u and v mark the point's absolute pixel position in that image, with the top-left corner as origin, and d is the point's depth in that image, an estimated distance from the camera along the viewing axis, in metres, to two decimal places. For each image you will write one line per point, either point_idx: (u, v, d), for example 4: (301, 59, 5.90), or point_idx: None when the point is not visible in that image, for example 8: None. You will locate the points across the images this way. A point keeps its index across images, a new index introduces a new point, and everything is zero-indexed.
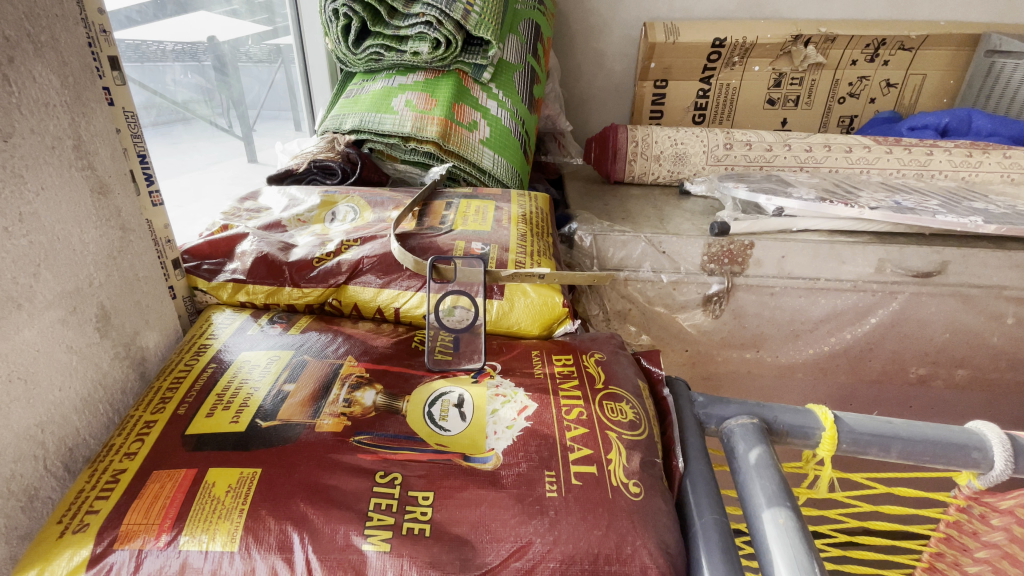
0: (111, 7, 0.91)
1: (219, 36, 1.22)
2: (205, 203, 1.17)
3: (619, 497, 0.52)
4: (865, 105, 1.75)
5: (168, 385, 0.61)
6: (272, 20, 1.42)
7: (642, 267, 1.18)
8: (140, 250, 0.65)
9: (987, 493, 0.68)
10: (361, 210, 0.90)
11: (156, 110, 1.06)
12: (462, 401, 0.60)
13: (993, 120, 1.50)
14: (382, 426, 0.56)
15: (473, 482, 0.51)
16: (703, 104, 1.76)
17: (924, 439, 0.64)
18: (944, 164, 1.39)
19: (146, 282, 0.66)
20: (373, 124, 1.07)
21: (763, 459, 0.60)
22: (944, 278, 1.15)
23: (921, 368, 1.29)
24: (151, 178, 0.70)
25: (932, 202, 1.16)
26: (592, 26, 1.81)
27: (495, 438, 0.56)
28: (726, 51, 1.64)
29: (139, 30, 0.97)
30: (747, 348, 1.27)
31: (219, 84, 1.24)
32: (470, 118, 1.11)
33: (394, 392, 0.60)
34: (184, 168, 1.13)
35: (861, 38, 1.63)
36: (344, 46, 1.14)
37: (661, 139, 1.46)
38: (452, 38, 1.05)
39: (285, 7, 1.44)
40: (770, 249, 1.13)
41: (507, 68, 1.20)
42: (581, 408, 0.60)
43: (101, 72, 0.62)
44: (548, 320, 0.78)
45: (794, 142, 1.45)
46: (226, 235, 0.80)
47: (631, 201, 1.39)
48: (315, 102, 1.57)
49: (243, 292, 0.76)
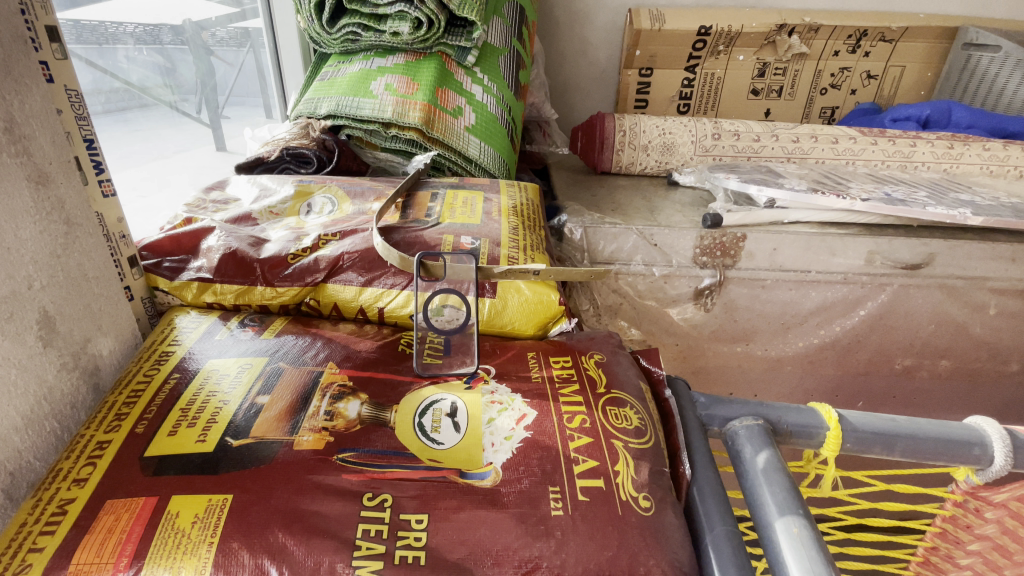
0: None
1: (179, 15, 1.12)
2: (169, 195, 1.08)
3: (629, 513, 0.48)
4: (846, 97, 1.76)
5: (125, 399, 0.54)
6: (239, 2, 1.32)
7: (633, 261, 1.14)
8: (90, 246, 0.58)
9: (984, 488, 0.69)
10: (339, 201, 0.84)
11: (105, 95, 0.95)
12: (455, 409, 0.55)
13: (973, 112, 1.52)
14: (369, 441, 0.51)
15: (471, 501, 0.47)
16: (688, 94, 1.73)
17: (926, 436, 0.66)
18: (927, 156, 1.40)
19: (97, 282, 0.58)
20: (351, 109, 0.99)
21: (771, 463, 0.58)
22: (931, 270, 1.14)
23: (907, 360, 1.29)
24: (101, 167, 0.62)
25: (921, 194, 1.15)
26: (575, 12, 1.76)
27: (492, 451, 0.51)
28: (711, 39, 1.62)
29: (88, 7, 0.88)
30: (736, 342, 1.26)
31: (180, 64, 1.14)
32: (455, 104, 1.04)
33: (381, 402, 0.55)
34: (144, 156, 1.04)
35: (843, 29, 1.63)
36: (317, 24, 1.07)
37: (648, 129, 1.42)
38: (434, 17, 0.99)
39: None
40: (762, 241, 1.11)
41: (492, 51, 1.14)
42: (583, 415, 0.56)
43: (38, 45, 0.54)
44: (543, 319, 0.74)
45: (781, 133, 1.43)
46: (189, 230, 0.73)
47: (619, 192, 1.35)
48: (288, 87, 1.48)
49: (209, 292, 0.70)
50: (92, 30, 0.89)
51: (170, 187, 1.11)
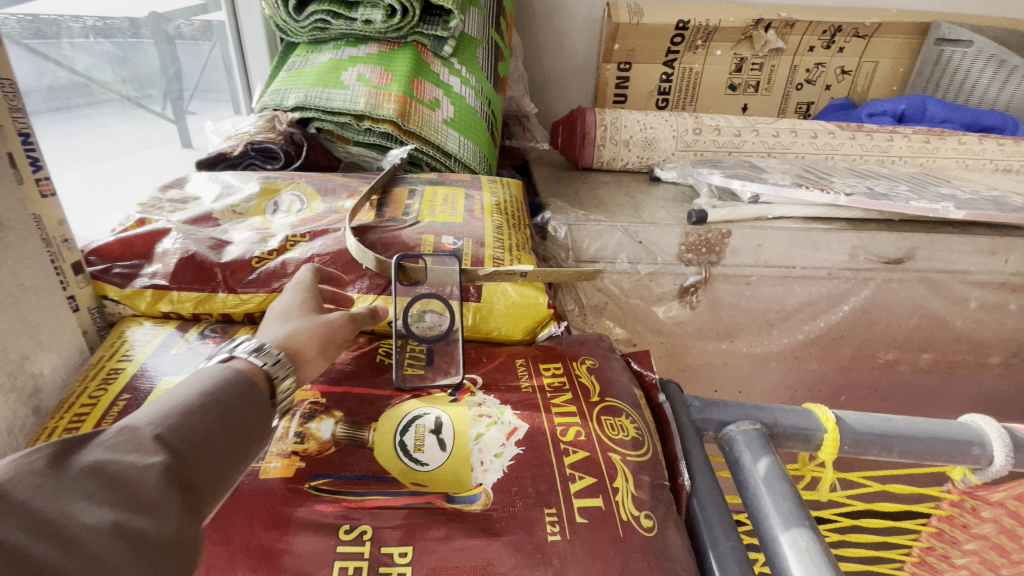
0: None
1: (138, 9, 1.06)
2: (128, 193, 1.01)
3: (631, 535, 0.44)
4: (821, 92, 1.77)
5: (67, 423, 0.49)
6: None
7: (618, 259, 1.12)
8: (25, 252, 0.51)
9: (981, 487, 0.68)
10: (309, 199, 0.78)
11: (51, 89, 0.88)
12: (439, 425, 0.50)
13: (947, 107, 1.54)
14: (345, 465, 0.46)
15: (460, 529, 0.43)
16: (667, 89, 1.72)
17: (924, 436, 0.64)
18: (904, 151, 1.40)
19: (34, 293, 0.52)
20: (321, 100, 0.93)
21: (773, 471, 0.56)
22: (913, 264, 1.15)
23: (889, 354, 1.29)
24: (39, 163, 0.56)
25: (902, 188, 1.15)
26: (553, 4, 1.72)
27: (482, 470, 0.47)
28: (689, 33, 1.60)
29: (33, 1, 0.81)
30: (722, 339, 1.24)
31: (134, 54, 1.06)
32: (432, 96, 0.99)
33: (358, 420, 0.50)
34: (98, 152, 0.97)
35: (818, 24, 1.63)
36: (283, 12, 1.00)
37: (630, 123, 1.40)
38: (408, 5, 0.94)
39: None
40: (747, 237, 1.10)
41: (469, 42, 1.10)
42: (578, 427, 0.52)
43: None
44: (532, 323, 0.70)
45: (762, 127, 1.42)
46: (142, 231, 0.67)
47: (602, 188, 1.33)
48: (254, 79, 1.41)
49: (165, 301, 0.64)
50: (44, 24, 0.84)
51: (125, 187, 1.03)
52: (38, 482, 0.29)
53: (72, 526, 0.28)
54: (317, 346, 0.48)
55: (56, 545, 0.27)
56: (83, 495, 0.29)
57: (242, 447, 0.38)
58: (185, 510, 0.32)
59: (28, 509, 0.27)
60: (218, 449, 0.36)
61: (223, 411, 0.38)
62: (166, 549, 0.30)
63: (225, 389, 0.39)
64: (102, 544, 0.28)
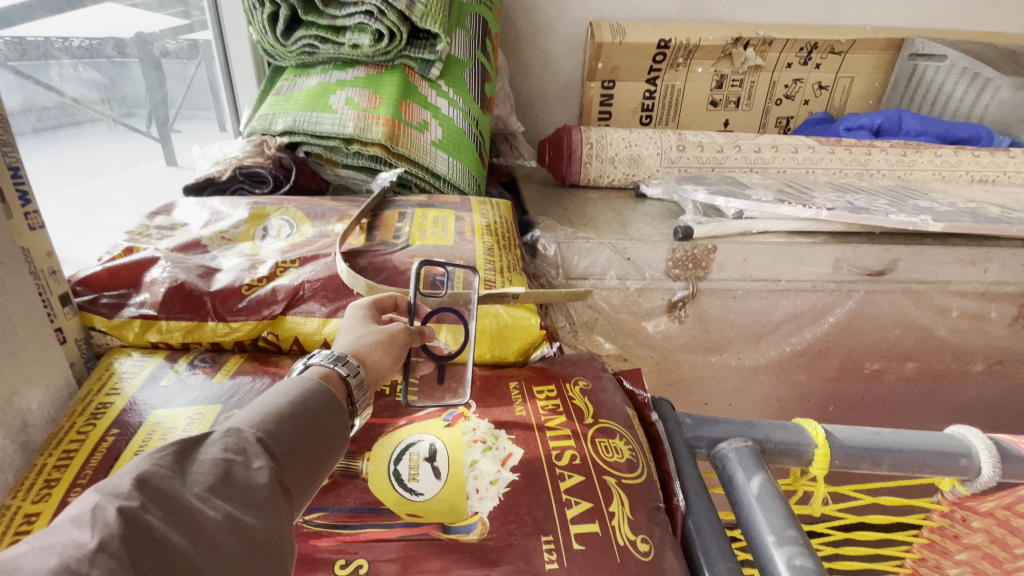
0: None
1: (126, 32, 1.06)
2: (114, 213, 1.01)
3: (628, 560, 0.44)
4: (800, 107, 1.81)
5: (55, 461, 0.49)
6: (187, 15, 1.23)
7: (607, 275, 1.13)
8: (12, 287, 0.51)
9: (970, 497, 0.69)
10: (298, 223, 0.78)
11: (38, 113, 0.87)
12: (433, 453, 0.50)
13: (921, 121, 1.59)
14: (340, 497, 0.46)
15: (457, 561, 0.43)
16: (650, 105, 1.75)
17: (912, 448, 0.66)
18: (882, 164, 1.44)
19: (22, 328, 0.51)
20: (310, 125, 0.93)
21: (765, 488, 0.56)
22: (894, 275, 1.17)
23: (875, 363, 1.31)
24: (26, 197, 0.55)
25: (881, 202, 1.18)
26: (538, 25, 1.76)
27: (477, 498, 0.47)
28: (670, 52, 1.64)
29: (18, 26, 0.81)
30: (711, 352, 1.26)
31: (120, 80, 1.05)
32: (420, 118, 1.00)
33: (351, 450, 0.50)
34: (82, 172, 0.96)
35: (795, 42, 1.68)
36: (272, 36, 1.01)
37: (615, 141, 1.42)
38: (395, 30, 0.95)
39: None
40: (732, 252, 1.12)
41: (456, 64, 1.11)
42: (573, 451, 0.52)
43: None
44: (524, 345, 0.70)
45: (744, 143, 1.45)
46: (129, 260, 0.66)
47: (589, 205, 1.34)
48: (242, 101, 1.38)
49: (154, 331, 0.63)
50: (31, 46, 0.84)
51: (110, 211, 1.02)
52: (169, 473, 0.29)
53: (205, 519, 0.28)
54: (381, 351, 0.48)
55: (188, 539, 0.27)
56: (207, 491, 0.29)
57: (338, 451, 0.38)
58: (294, 513, 0.33)
59: (164, 499, 0.28)
60: (320, 451, 0.37)
61: (326, 412, 0.38)
62: (280, 552, 0.30)
63: (325, 391, 0.40)
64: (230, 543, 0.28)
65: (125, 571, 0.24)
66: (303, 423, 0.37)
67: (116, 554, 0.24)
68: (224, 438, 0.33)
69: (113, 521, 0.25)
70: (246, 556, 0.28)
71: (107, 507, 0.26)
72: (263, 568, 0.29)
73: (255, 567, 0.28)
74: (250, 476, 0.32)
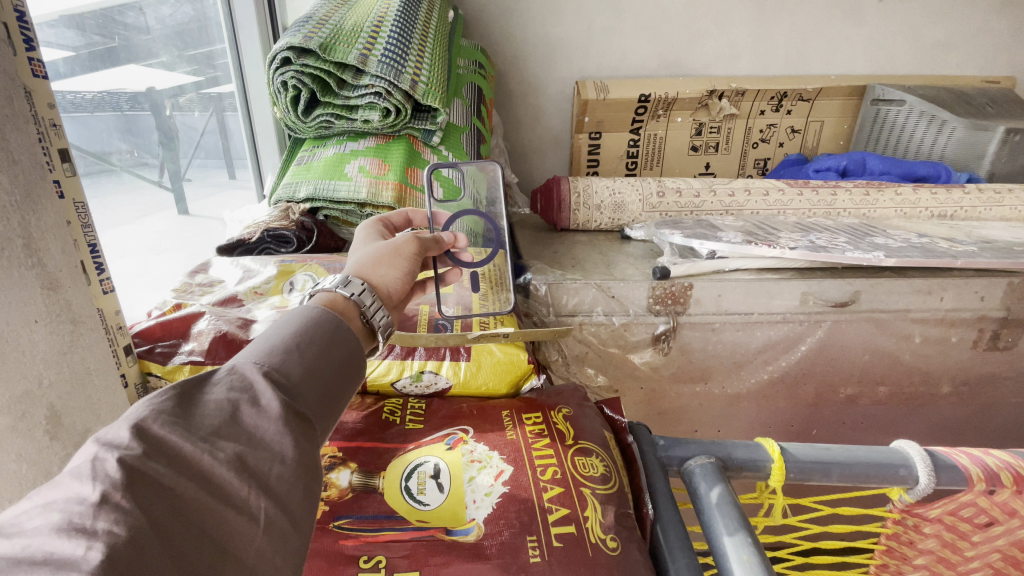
0: (49, 55, 0.91)
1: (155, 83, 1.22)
2: (134, 257, 1.14)
3: (599, 554, 0.54)
4: (775, 149, 1.96)
5: None
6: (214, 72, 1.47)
7: (594, 312, 1.24)
8: (92, 341, 0.62)
9: (917, 505, 0.78)
10: (320, 277, 0.90)
11: (88, 160, 1.01)
12: (438, 471, 0.61)
13: (884, 161, 1.72)
14: (361, 507, 0.57)
15: (458, 556, 0.53)
16: (635, 153, 1.90)
17: (858, 462, 0.75)
18: (847, 203, 1.57)
19: (97, 374, 0.63)
20: (328, 192, 1.07)
21: (723, 497, 0.66)
22: (858, 306, 1.28)
23: (849, 389, 1.41)
24: (102, 267, 0.68)
25: (841, 240, 1.30)
26: (529, 84, 1.93)
27: (475, 507, 0.57)
28: (651, 105, 1.81)
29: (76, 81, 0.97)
30: (696, 382, 1.36)
31: (157, 136, 1.23)
32: (424, 181, 1.15)
33: (369, 469, 0.61)
34: (114, 220, 1.09)
35: (765, 92, 1.85)
36: (293, 115, 1.16)
37: (601, 190, 1.56)
38: (401, 106, 1.10)
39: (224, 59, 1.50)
40: (708, 289, 1.23)
41: (455, 130, 1.26)
42: (555, 466, 0.63)
43: (51, 166, 0.60)
44: (515, 378, 0.81)
45: (718, 188, 1.59)
46: (179, 315, 0.79)
47: (578, 248, 1.47)
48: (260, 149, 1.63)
49: (201, 374, 0.75)
50: (81, 101, 0.98)
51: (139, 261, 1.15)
52: (172, 423, 0.37)
53: (211, 455, 0.36)
54: (388, 265, 0.62)
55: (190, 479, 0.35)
56: (215, 430, 0.37)
57: (331, 391, 0.46)
58: (299, 434, 0.41)
59: (168, 446, 0.35)
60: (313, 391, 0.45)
61: (314, 363, 0.46)
62: (284, 474, 0.39)
63: (310, 344, 0.47)
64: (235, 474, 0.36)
65: (132, 514, 0.31)
66: (302, 361, 0.45)
67: (117, 505, 0.31)
68: (221, 389, 0.40)
69: (120, 470, 0.32)
70: (255, 475, 0.37)
71: (108, 458, 0.33)
72: (268, 489, 0.37)
73: (262, 482, 0.37)
74: (255, 411, 0.40)
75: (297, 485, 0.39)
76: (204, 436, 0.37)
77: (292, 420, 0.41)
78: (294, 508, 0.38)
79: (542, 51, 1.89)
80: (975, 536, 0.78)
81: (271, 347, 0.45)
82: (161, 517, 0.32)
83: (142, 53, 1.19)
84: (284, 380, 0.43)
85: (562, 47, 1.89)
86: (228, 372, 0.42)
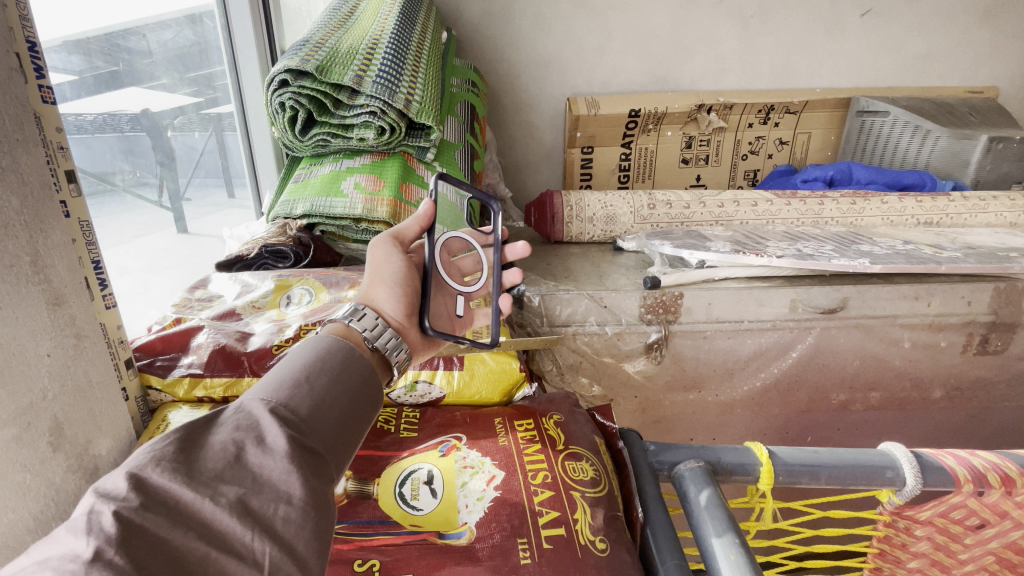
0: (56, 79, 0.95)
1: (152, 105, 1.24)
2: (135, 274, 1.16)
3: (588, 555, 0.55)
4: (764, 160, 2.00)
5: None
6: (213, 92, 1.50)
7: (587, 322, 1.26)
8: (95, 355, 0.64)
9: (907, 508, 0.79)
10: (316, 291, 0.93)
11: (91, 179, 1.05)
12: (431, 477, 0.62)
13: (870, 171, 1.76)
14: (356, 512, 0.58)
15: (450, 559, 0.54)
16: (626, 166, 1.94)
17: (845, 464, 0.76)
18: (834, 213, 1.61)
19: (99, 387, 0.64)
20: (325, 209, 1.09)
21: (712, 500, 0.67)
22: (847, 312, 1.30)
23: (842, 395, 1.42)
24: (105, 283, 0.70)
25: (828, 248, 1.33)
26: (521, 101, 1.98)
27: (467, 512, 0.59)
28: (641, 120, 1.85)
29: (78, 105, 1.01)
30: (689, 390, 1.37)
31: (153, 151, 1.25)
32: (419, 197, 1.17)
33: (364, 476, 0.62)
34: (119, 240, 1.13)
35: (753, 105, 1.90)
36: (290, 134, 1.19)
37: (592, 203, 1.59)
38: (396, 124, 1.13)
39: (224, 83, 1.54)
40: (698, 297, 1.25)
41: (448, 146, 1.30)
42: (545, 471, 0.64)
43: (58, 187, 0.63)
44: (507, 386, 0.83)
45: (708, 200, 1.62)
46: (179, 329, 0.81)
47: (572, 259, 1.50)
48: (259, 170, 1.66)
49: (200, 387, 0.77)
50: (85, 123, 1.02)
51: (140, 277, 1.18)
52: (174, 468, 0.38)
53: (215, 500, 0.37)
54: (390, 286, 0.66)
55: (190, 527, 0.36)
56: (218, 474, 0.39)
57: (337, 426, 0.47)
58: (311, 468, 0.43)
59: (169, 495, 0.37)
60: (317, 428, 0.46)
61: (315, 400, 0.47)
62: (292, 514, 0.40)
63: (311, 382, 0.48)
64: (234, 518, 0.37)
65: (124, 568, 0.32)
66: (310, 396, 0.47)
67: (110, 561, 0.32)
68: (225, 431, 0.42)
69: (113, 523, 0.34)
70: (261, 516, 0.38)
71: (104, 511, 0.34)
72: (274, 532, 0.38)
73: (269, 522, 0.38)
74: (261, 450, 0.41)
75: (304, 526, 0.39)
76: (205, 481, 0.38)
77: (300, 457, 0.42)
78: (303, 549, 0.39)
79: (534, 69, 1.94)
80: (968, 538, 0.80)
81: (276, 384, 0.47)
82: (157, 568, 0.34)
83: (141, 74, 1.22)
84: (290, 417, 0.45)
85: (553, 65, 1.94)
86: (234, 413, 0.44)
